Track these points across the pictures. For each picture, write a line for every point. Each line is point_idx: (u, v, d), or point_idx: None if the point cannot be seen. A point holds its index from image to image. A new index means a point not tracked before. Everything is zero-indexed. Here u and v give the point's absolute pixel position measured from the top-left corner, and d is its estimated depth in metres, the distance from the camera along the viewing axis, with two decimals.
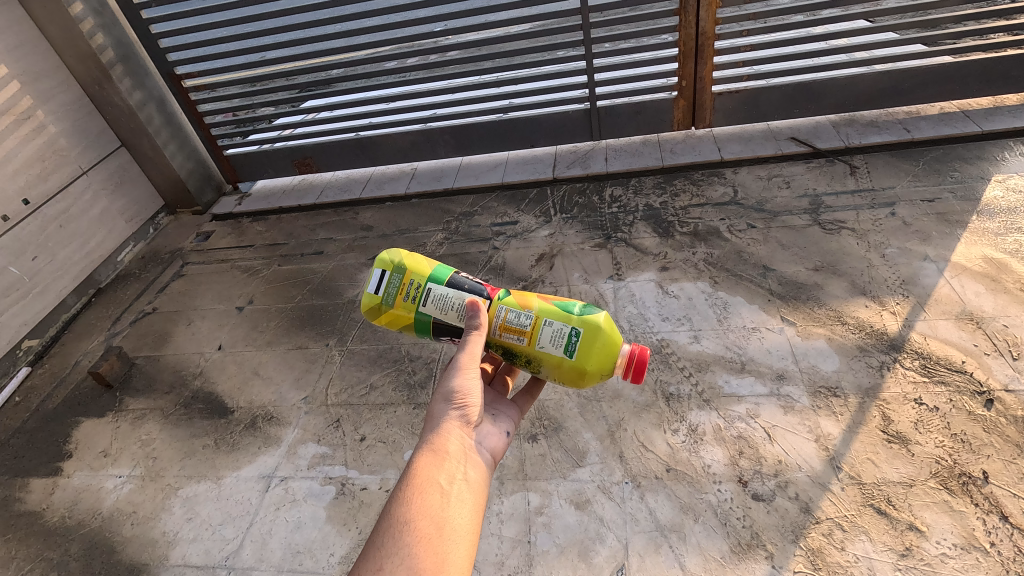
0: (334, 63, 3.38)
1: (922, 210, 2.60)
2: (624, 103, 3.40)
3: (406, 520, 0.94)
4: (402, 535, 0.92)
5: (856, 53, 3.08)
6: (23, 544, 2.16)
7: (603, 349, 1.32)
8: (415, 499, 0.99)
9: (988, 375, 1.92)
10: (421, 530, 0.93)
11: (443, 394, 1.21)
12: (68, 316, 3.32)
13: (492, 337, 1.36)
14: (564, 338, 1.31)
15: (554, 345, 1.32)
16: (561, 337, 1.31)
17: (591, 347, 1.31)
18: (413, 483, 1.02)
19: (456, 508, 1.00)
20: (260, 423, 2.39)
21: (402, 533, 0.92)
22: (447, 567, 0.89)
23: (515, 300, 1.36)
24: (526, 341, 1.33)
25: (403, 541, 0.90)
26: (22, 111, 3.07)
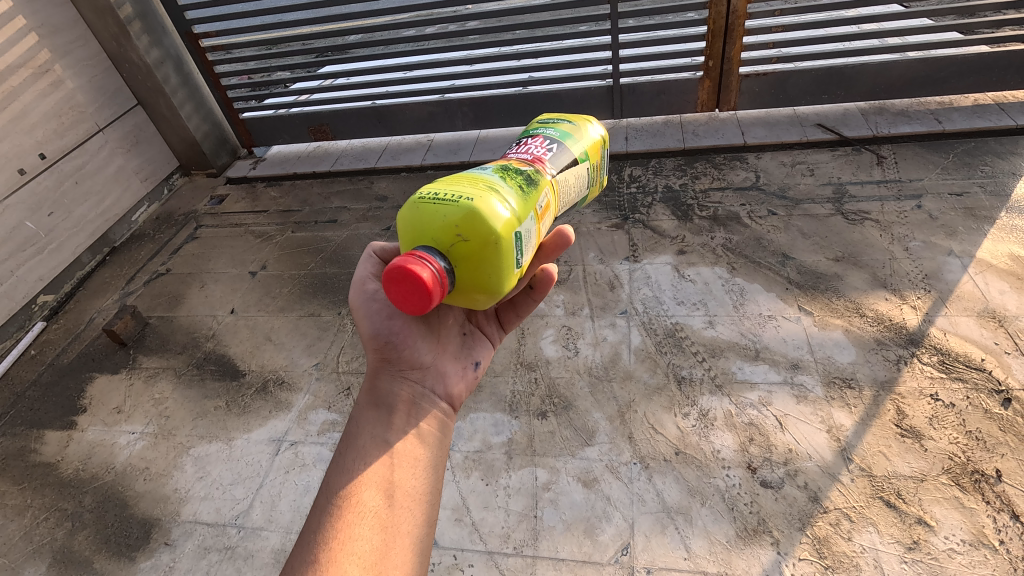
0: (352, 29, 3.31)
1: (949, 204, 2.54)
2: (647, 82, 3.32)
3: (349, 497, 1.09)
4: (342, 510, 1.06)
5: (888, 39, 2.98)
6: (38, 494, 2.20)
7: (478, 270, 1.12)
8: (363, 467, 1.14)
9: (1008, 374, 1.90)
10: (361, 502, 1.08)
11: (381, 335, 1.26)
12: (83, 273, 3.34)
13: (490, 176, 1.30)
14: (524, 249, 1.20)
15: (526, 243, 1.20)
16: (524, 247, 1.20)
17: (489, 268, 1.12)
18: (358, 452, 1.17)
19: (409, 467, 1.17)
20: (272, 387, 2.40)
21: (341, 505, 1.07)
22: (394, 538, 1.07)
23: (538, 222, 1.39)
24: (535, 212, 1.27)
25: (343, 516, 1.05)
26: (40, 64, 3.04)
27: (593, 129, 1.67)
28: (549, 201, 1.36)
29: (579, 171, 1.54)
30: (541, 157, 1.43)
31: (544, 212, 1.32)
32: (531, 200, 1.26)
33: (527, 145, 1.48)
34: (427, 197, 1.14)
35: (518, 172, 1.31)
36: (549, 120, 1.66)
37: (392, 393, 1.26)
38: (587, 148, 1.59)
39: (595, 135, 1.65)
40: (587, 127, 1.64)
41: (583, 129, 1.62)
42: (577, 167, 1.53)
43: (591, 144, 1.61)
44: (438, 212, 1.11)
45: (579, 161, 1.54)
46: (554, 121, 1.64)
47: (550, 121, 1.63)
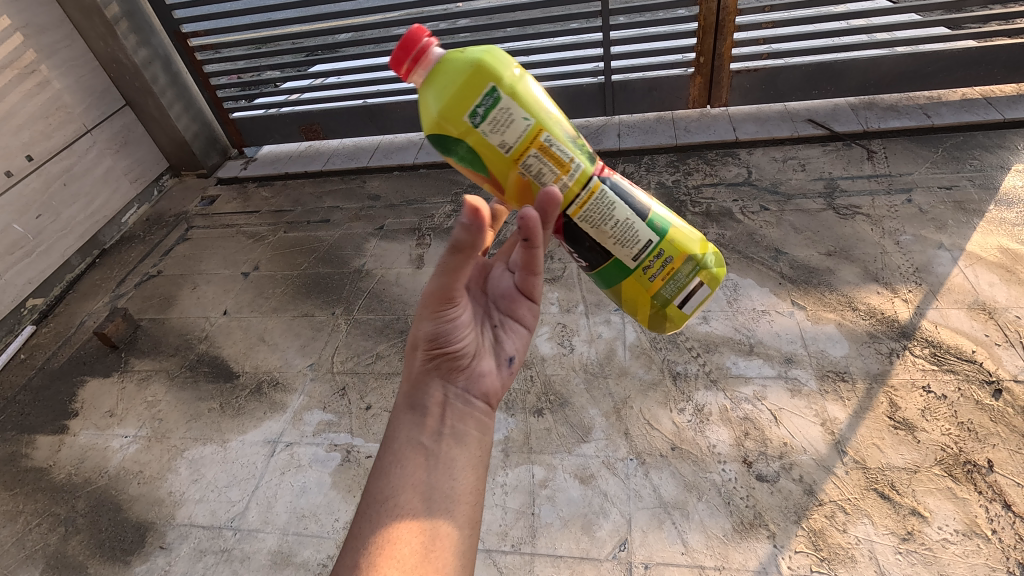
0: (343, 27, 3.30)
1: (939, 198, 2.56)
2: (639, 78, 3.33)
3: (388, 502, 1.03)
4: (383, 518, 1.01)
5: (877, 35, 3.01)
6: (30, 500, 2.18)
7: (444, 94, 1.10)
8: (398, 470, 1.09)
9: (998, 365, 1.92)
10: (405, 507, 1.03)
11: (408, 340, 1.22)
12: (72, 276, 3.31)
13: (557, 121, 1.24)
14: (489, 113, 1.09)
15: (500, 117, 1.09)
16: (493, 117, 1.09)
17: (454, 94, 1.09)
18: (395, 455, 1.11)
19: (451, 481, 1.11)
20: (266, 389, 2.39)
21: (384, 513, 1.02)
22: (440, 540, 1.01)
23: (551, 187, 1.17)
24: (540, 129, 1.11)
25: (386, 524, 1.00)
26: (25, 64, 3.00)
27: (710, 258, 1.30)
28: (568, 163, 1.13)
29: (635, 223, 1.20)
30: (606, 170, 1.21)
31: (552, 155, 1.12)
32: (547, 123, 1.11)
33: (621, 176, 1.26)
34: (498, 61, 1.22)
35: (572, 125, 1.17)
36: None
37: (425, 396, 1.20)
38: (677, 235, 1.25)
39: (703, 250, 1.28)
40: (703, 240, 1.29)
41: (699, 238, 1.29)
42: (635, 216, 1.20)
43: (684, 239, 1.25)
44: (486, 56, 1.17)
45: (644, 218, 1.21)
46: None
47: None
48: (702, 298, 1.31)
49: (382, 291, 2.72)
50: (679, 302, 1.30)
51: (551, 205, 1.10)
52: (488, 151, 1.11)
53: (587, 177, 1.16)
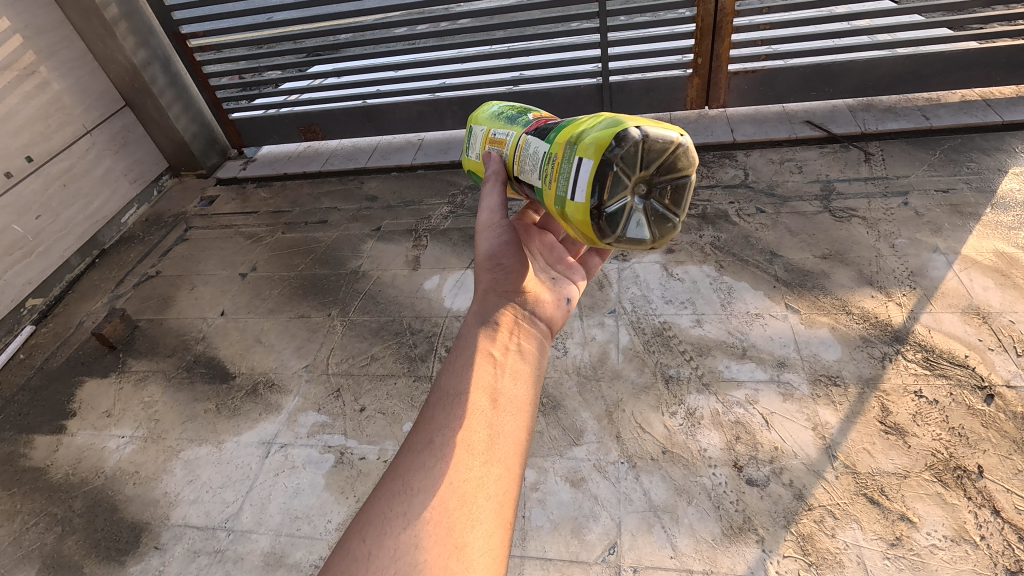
0: (342, 28, 3.31)
1: (935, 201, 2.55)
2: (637, 80, 3.32)
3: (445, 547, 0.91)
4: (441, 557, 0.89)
5: (878, 36, 2.99)
6: (28, 499, 2.20)
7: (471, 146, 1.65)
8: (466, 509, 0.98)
9: (990, 370, 1.91)
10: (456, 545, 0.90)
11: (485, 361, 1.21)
12: (72, 276, 3.34)
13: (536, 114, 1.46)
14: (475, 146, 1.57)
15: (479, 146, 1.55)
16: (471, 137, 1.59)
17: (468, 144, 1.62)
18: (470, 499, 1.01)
19: (501, 438, 0.98)
20: (261, 390, 2.40)
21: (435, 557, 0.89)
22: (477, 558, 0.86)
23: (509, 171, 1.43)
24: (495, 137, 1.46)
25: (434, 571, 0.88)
26: (25, 66, 3.02)
27: (598, 127, 1.03)
28: (506, 138, 1.42)
29: (538, 150, 1.23)
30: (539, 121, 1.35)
31: (496, 141, 1.46)
32: (498, 124, 1.49)
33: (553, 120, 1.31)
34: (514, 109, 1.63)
35: (518, 117, 1.47)
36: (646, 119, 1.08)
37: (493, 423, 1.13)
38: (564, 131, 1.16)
39: (594, 126, 1.05)
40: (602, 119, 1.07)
41: (600, 118, 1.08)
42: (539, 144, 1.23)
43: (569, 131, 1.12)
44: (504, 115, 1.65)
45: (544, 141, 1.22)
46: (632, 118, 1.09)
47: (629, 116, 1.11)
48: (585, 175, 1.03)
49: (378, 292, 2.73)
50: (573, 195, 1.06)
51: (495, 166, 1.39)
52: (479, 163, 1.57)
53: (517, 138, 1.39)
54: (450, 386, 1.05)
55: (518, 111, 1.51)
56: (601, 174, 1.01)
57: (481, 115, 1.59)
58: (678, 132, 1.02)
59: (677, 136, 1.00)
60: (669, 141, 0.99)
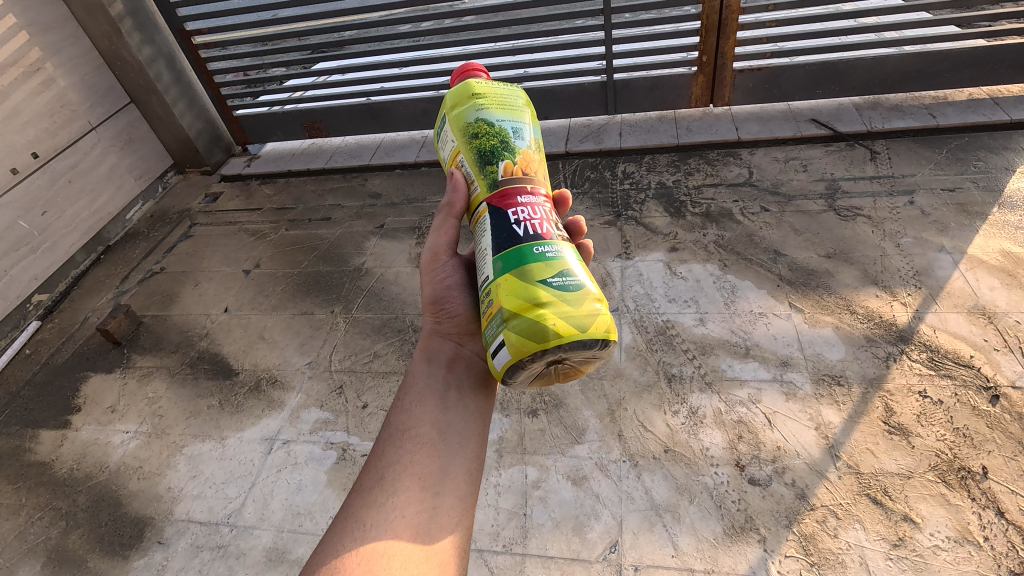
0: (347, 25, 3.30)
1: (941, 200, 2.54)
2: (642, 77, 3.31)
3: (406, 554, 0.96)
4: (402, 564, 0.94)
5: (886, 33, 2.97)
6: (33, 494, 2.22)
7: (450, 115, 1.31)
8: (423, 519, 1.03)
9: (996, 370, 1.90)
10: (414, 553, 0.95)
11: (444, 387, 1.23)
12: (77, 272, 3.35)
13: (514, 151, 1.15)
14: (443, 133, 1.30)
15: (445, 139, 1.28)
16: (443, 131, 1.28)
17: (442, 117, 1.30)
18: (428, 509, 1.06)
19: (451, 470, 1.03)
20: (265, 386, 2.41)
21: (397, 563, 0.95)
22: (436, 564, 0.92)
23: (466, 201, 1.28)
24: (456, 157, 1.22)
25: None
26: (30, 63, 3.03)
27: (526, 328, 0.91)
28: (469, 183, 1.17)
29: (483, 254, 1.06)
30: (503, 197, 1.08)
31: (461, 174, 1.21)
32: (465, 148, 1.19)
33: (517, 211, 1.05)
34: (514, 101, 1.23)
35: (488, 154, 1.14)
36: (578, 292, 0.95)
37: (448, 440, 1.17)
38: (505, 274, 0.99)
39: (519, 313, 0.93)
40: (539, 306, 0.93)
41: (535, 302, 0.93)
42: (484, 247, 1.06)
43: (514, 285, 0.96)
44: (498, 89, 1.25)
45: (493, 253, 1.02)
46: (567, 290, 0.95)
47: (565, 278, 0.96)
48: (503, 363, 0.95)
49: (381, 290, 2.73)
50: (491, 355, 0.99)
51: (457, 199, 1.23)
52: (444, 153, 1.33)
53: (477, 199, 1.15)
54: (400, 422, 1.08)
55: (494, 134, 1.16)
56: (517, 369, 0.94)
57: (455, 111, 1.22)
58: (603, 325, 0.93)
59: (602, 341, 0.93)
60: (593, 347, 0.93)
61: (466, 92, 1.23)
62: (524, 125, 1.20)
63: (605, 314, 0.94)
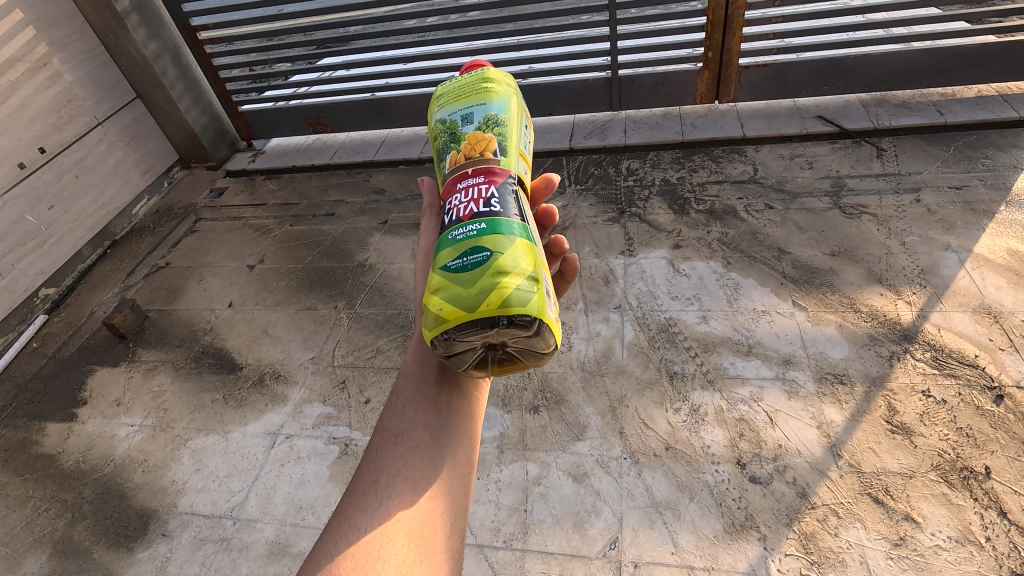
0: (352, 20, 3.30)
1: (948, 198, 2.52)
2: (646, 73, 3.29)
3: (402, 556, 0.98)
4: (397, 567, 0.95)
5: (894, 29, 2.94)
6: (40, 485, 2.24)
7: None
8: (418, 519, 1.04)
9: (1001, 370, 1.89)
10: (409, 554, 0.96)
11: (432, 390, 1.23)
12: (84, 267, 3.38)
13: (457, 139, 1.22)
14: None
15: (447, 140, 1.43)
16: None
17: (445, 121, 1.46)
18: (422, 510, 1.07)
19: (443, 474, 1.02)
20: (268, 381, 2.43)
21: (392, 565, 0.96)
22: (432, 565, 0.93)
23: None
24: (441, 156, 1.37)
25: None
26: (37, 58, 3.05)
27: (429, 315, 0.97)
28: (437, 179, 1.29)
29: None
30: (445, 187, 1.16)
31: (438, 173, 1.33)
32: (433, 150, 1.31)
33: (453, 199, 1.10)
34: (472, 89, 1.30)
35: (442, 148, 1.25)
36: (475, 271, 0.95)
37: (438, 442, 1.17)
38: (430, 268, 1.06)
39: (428, 303, 0.99)
40: (438, 293, 0.97)
41: (435, 289, 0.98)
42: None
43: (432, 278, 1.02)
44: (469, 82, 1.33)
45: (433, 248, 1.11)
46: (464, 271, 0.96)
47: (465, 259, 0.97)
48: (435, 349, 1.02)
49: (384, 286, 2.74)
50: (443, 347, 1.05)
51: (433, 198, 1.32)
52: None
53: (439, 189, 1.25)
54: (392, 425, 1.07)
55: (447, 128, 1.26)
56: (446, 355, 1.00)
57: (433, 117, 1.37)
58: (493, 298, 0.91)
59: (497, 318, 0.91)
60: (496, 325, 0.91)
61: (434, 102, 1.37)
62: (473, 107, 1.26)
63: (499, 288, 0.92)
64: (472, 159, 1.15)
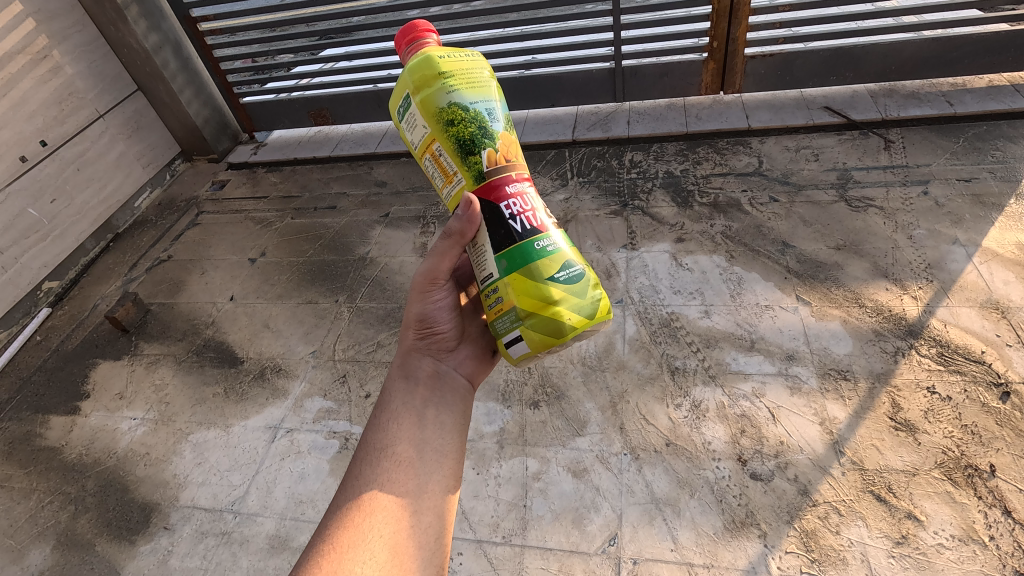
0: (354, 10, 3.26)
1: (957, 190, 2.48)
2: (651, 64, 3.24)
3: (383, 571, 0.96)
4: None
5: (904, 17, 2.88)
6: (44, 478, 2.26)
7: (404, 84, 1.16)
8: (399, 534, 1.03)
9: (1008, 367, 1.86)
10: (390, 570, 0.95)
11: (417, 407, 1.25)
12: (87, 260, 3.38)
13: (491, 143, 1.07)
14: (404, 112, 1.16)
15: (408, 122, 1.15)
16: (407, 114, 1.14)
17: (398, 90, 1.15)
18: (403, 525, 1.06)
19: (427, 487, 1.03)
20: (269, 374, 2.43)
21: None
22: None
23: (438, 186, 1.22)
24: (423, 145, 1.13)
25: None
26: (38, 50, 3.04)
27: (547, 324, 1.05)
28: (452, 175, 1.11)
29: (484, 249, 1.10)
30: (493, 193, 1.06)
31: (439, 163, 1.13)
32: (441, 135, 1.09)
33: (508, 205, 1.06)
34: (474, 75, 1.10)
35: (467, 142, 1.07)
36: (580, 282, 1.07)
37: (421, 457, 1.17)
38: (512, 272, 1.06)
39: (535, 312, 1.05)
40: (553, 305, 1.04)
41: (552, 299, 1.04)
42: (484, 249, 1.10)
43: (525, 285, 1.05)
44: (456, 60, 1.11)
45: (495, 251, 1.07)
46: (573, 284, 1.06)
47: (568, 271, 1.06)
48: (521, 352, 1.10)
49: (385, 279, 2.73)
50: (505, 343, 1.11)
51: (468, 228, 1.10)
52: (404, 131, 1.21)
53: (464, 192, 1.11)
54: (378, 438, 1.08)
55: (467, 121, 1.07)
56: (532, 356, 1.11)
57: (420, 95, 1.09)
58: (603, 306, 1.09)
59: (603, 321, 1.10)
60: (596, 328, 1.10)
61: (427, 70, 1.09)
62: (490, 101, 1.10)
63: (603, 299, 1.09)
64: (515, 168, 1.10)
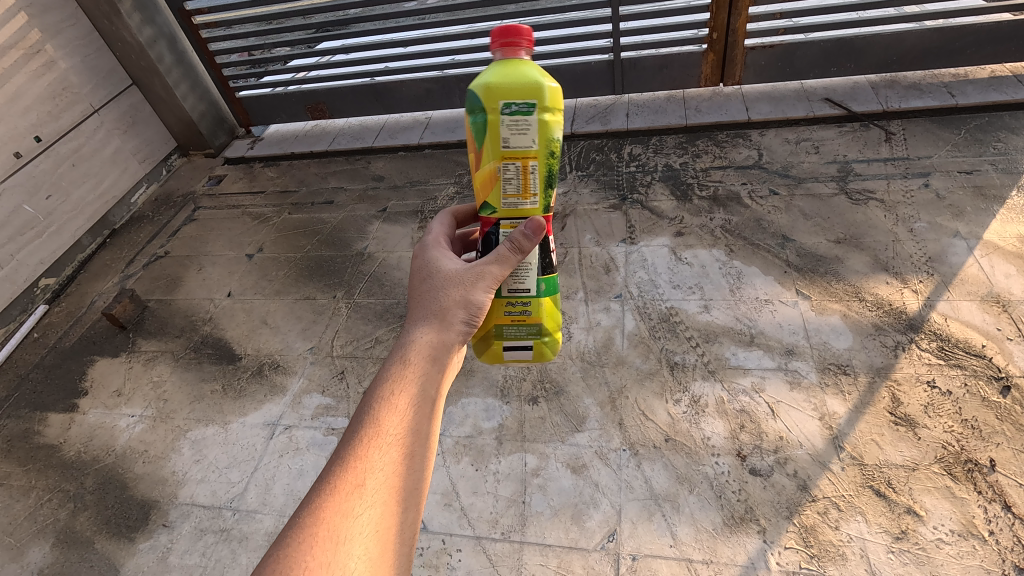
0: (350, 2, 3.23)
1: (958, 182, 2.46)
2: (650, 56, 3.21)
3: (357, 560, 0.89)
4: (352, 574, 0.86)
5: (906, 7, 2.84)
6: (43, 475, 2.26)
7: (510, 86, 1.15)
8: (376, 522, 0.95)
9: (1008, 361, 1.85)
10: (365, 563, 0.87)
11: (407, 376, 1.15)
12: (83, 256, 3.37)
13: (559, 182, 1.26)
14: (511, 116, 1.15)
15: (511, 129, 1.15)
16: (519, 120, 1.15)
17: (506, 92, 1.14)
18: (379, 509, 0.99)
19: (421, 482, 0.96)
20: (267, 371, 2.42)
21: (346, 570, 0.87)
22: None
23: (484, 188, 1.23)
24: (520, 158, 1.17)
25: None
26: (31, 45, 3.00)
27: (555, 341, 1.32)
28: (531, 195, 1.21)
29: (530, 264, 1.22)
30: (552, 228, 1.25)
31: (525, 179, 1.19)
32: (542, 159, 1.18)
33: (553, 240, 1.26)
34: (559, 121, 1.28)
35: (553, 176, 1.22)
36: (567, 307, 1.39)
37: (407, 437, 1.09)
38: (547, 298, 1.28)
39: (553, 331, 1.31)
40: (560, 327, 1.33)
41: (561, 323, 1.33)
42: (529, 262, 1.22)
43: (551, 311, 1.30)
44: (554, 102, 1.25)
45: (540, 273, 1.25)
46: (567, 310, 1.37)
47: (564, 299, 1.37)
48: (523, 356, 1.32)
49: (383, 274, 2.72)
50: (505, 346, 1.30)
51: (525, 240, 1.15)
52: (483, 127, 1.18)
53: (530, 215, 1.22)
54: (379, 410, 0.97)
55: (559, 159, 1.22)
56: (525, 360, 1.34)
57: (546, 116, 1.16)
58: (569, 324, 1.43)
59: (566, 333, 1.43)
60: None
61: (553, 95, 1.17)
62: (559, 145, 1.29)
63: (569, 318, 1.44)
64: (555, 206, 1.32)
